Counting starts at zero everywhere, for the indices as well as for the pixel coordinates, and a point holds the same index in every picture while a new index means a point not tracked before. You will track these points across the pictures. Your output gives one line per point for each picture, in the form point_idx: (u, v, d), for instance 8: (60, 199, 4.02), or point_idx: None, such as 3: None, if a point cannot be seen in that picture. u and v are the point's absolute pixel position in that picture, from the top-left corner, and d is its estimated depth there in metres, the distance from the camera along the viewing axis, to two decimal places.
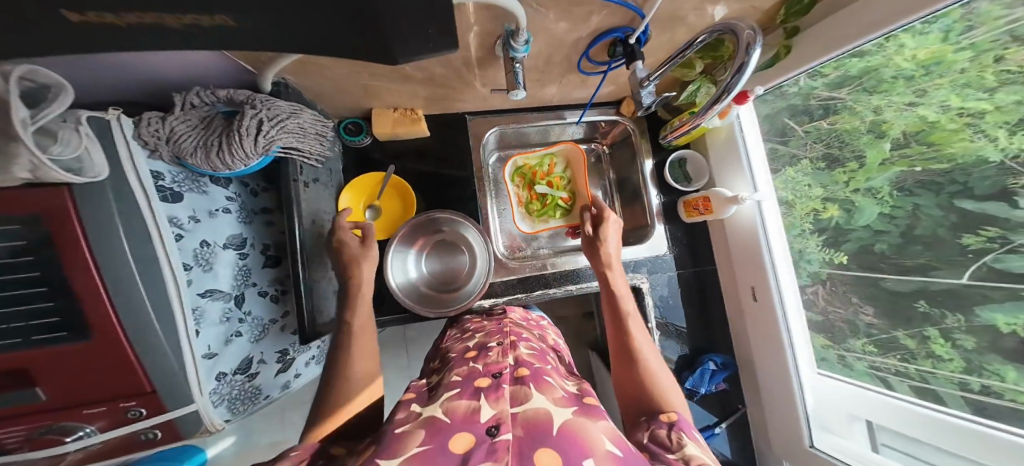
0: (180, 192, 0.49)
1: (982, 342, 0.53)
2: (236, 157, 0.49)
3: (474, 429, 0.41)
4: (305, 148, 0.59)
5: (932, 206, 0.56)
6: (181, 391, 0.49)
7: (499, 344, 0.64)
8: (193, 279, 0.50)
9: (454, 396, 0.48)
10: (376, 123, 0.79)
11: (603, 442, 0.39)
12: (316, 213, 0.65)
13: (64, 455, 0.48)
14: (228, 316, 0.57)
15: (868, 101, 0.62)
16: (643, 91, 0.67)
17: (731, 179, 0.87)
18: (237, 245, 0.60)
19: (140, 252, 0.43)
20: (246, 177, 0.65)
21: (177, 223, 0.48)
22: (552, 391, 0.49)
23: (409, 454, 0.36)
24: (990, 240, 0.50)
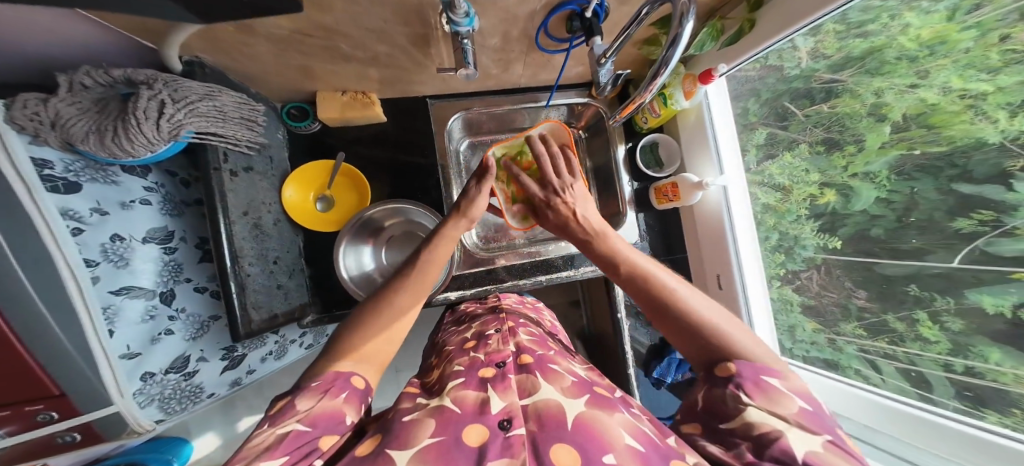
0: (77, 182, 0.46)
1: (970, 323, 0.50)
2: (137, 142, 0.45)
3: (486, 420, 0.39)
4: (228, 134, 0.56)
5: (930, 190, 0.52)
6: (97, 393, 0.47)
7: (498, 332, 0.64)
8: (103, 276, 0.47)
9: (460, 386, 0.47)
10: (322, 108, 0.74)
11: (622, 436, 0.36)
12: (251, 203, 0.61)
13: None
14: (152, 314, 0.54)
15: (869, 83, 0.57)
16: (600, 69, 0.63)
17: (698, 165, 0.85)
18: (161, 239, 0.56)
19: (25, 251, 0.40)
20: (174, 166, 0.62)
21: (75, 216, 0.45)
22: (560, 381, 0.46)
23: (421, 446, 0.35)
24: (982, 224, 0.47)
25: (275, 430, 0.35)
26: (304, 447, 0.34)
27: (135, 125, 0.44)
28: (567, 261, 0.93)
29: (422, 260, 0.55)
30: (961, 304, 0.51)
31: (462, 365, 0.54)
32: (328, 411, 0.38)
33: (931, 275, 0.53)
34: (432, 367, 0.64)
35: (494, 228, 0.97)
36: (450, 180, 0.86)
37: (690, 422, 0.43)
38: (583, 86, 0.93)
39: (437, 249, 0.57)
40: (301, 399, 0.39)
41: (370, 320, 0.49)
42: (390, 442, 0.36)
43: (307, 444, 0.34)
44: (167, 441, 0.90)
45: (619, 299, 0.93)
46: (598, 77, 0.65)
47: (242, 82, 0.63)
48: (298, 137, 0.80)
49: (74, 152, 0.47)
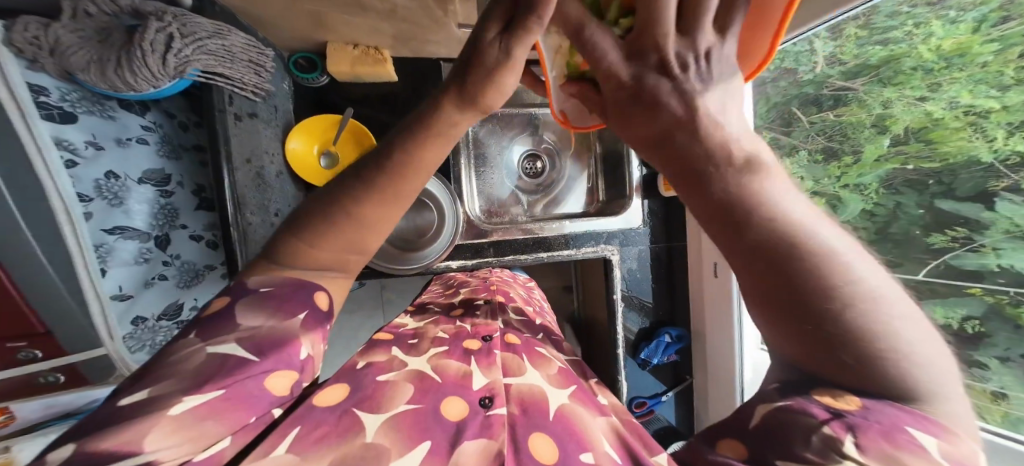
0: (73, 113, 0.42)
1: None
2: (141, 77, 0.42)
3: (465, 395, 0.39)
4: (233, 76, 0.53)
5: (912, 205, 0.55)
6: (84, 333, 0.45)
7: (488, 304, 0.66)
8: (96, 213, 0.44)
9: (443, 355, 0.47)
10: (332, 59, 0.70)
11: (602, 442, 0.34)
12: (255, 151, 0.59)
13: None
14: (147, 257, 0.51)
15: (879, 93, 0.56)
16: None
17: None
18: (158, 181, 0.53)
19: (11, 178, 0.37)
20: (172, 107, 0.57)
21: (70, 148, 0.42)
22: (547, 368, 0.48)
23: (395, 411, 0.33)
24: (954, 239, 0.50)
25: (205, 347, 0.26)
26: (242, 387, 0.25)
27: (139, 57, 0.40)
28: (572, 240, 0.93)
29: (393, 167, 0.30)
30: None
31: (447, 333, 0.54)
32: (274, 337, 0.28)
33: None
34: (417, 314, 0.65)
35: (496, 201, 0.96)
36: (457, 151, 0.88)
37: (731, 439, 0.23)
38: None
39: (421, 150, 0.30)
40: (243, 310, 0.28)
41: (322, 226, 0.31)
42: (360, 402, 0.34)
43: (245, 380, 0.25)
44: None
45: (615, 280, 0.94)
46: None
47: (251, 24, 0.59)
48: (303, 90, 0.76)
49: (72, 81, 0.43)
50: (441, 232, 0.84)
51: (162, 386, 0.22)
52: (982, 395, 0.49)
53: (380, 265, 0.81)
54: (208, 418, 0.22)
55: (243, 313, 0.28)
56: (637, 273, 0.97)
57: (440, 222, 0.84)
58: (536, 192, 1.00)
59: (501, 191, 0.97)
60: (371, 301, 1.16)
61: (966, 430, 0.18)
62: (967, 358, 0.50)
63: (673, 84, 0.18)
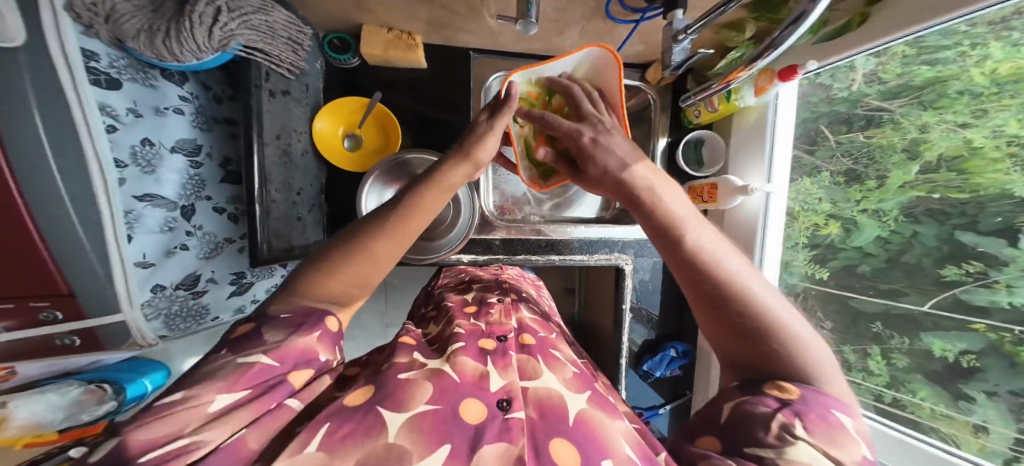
0: (119, 80, 0.42)
1: (913, 362, 0.56)
2: (187, 48, 0.41)
3: (484, 397, 0.36)
4: (273, 52, 0.51)
5: (931, 236, 0.52)
6: (103, 298, 0.45)
7: (501, 302, 0.63)
8: (129, 179, 0.44)
9: (461, 351, 0.43)
10: (365, 42, 0.69)
11: (623, 446, 0.33)
12: (284, 128, 0.59)
13: None
14: (171, 226, 0.51)
15: (917, 117, 0.51)
16: (676, 48, 0.45)
17: (744, 166, 0.70)
18: (189, 151, 0.52)
19: (59, 142, 0.36)
20: (208, 78, 0.56)
21: (112, 113, 0.41)
22: (562, 370, 0.45)
23: (416, 411, 0.31)
24: (967, 274, 0.48)
25: (234, 358, 0.26)
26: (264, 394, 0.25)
27: (187, 28, 0.40)
28: (583, 244, 0.91)
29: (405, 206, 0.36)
30: (914, 346, 0.56)
31: (463, 330, 0.51)
32: (294, 349, 0.29)
33: (898, 315, 0.57)
34: (430, 321, 0.62)
35: (511, 198, 0.95)
36: None
37: (709, 437, 0.31)
38: (637, 67, 0.78)
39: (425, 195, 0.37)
40: (268, 329, 0.29)
41: (339, 260, 0.34)
42: (384, 398, 0.31)
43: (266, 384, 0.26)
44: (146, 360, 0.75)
45: (627, 291, 0.91)
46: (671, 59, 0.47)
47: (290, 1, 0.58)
48: (334, 71, 0.76)
49: (121, 48, 0.42)
50: (457, 222, 0.83)
51: (196, 388, 0.23)
52: (963, 427, 0.51)
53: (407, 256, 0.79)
54: (237, 412, 0.23)
55: (268, 331, 0.29)
56: (649, 284, 0.95)
57: (455, 215, 0.83)
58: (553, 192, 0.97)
59: (517, 190, 0.95)
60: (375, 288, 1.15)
61: (839, 387, 0.30)
62: (957, 391, 0.52)
63: (621, 163, 0.38)
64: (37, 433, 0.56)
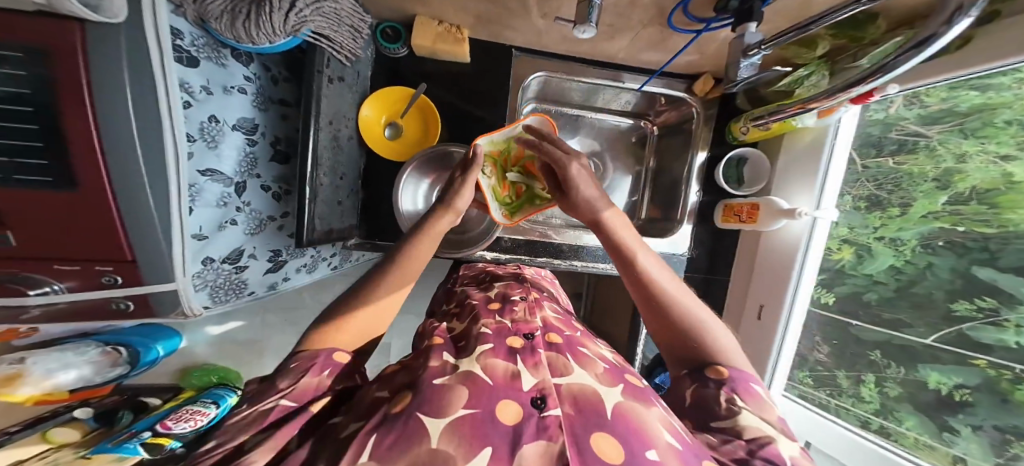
0: (197, 58, 0.43)
1: (905, 392, 0.60)
2: (263, 31, 0.42)
3: (519, 397, 0.32)
4: (337, 40, 0.53)
5: (944, 269, 0.54)
6: (161, 267, 0.46)
7: (524, 300, 0.60)
8: (194, 153, 0.46)
9: (489, 352, 0.39)
10: (416, 33, 0.69)
11: (662, 433, 0.30)
12: (337, 114, 0.60)
13: (26, 308, 0.44)
14: (226, 201, 0.53)
15: (956, 144, 0.53)
16: (745, 61, 0.48)
17: (791, 190, 0.69)
18: (248, 129, 0.54)
19: (142, 115, 0.37)
20: (269, 60, 0.58)
21: (188, 90, 0.43)
22: (594, 365, 0.41)
23: (455, 416, 0.28)
24: (978, 310, 0.50)
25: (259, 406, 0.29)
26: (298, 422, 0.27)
27: (266, 12, 0.41)
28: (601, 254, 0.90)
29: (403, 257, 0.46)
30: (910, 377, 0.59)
31: (489, 329, 0.47)
32: (313, 386, 0.31)
33: (897, 346, 0.60)
34: (454, 317, 0.59)
35: None
36: None
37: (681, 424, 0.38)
38: (684, 78, 0.78)
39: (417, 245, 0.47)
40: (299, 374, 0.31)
41: (352, 311, 0.40)
42: (423, 404, 0.29)
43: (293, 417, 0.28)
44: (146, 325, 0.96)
45: None
46: (736, 71, 0.52)
47: None
48: (381, 59, 0.76)
49: (202, 28, 0.44)
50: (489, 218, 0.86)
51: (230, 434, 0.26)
52: (942, 457, 0.56)
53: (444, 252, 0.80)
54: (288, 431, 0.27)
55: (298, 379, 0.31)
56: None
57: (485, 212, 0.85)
58: None
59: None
60: None
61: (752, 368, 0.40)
62: (941, 423, 0.56)
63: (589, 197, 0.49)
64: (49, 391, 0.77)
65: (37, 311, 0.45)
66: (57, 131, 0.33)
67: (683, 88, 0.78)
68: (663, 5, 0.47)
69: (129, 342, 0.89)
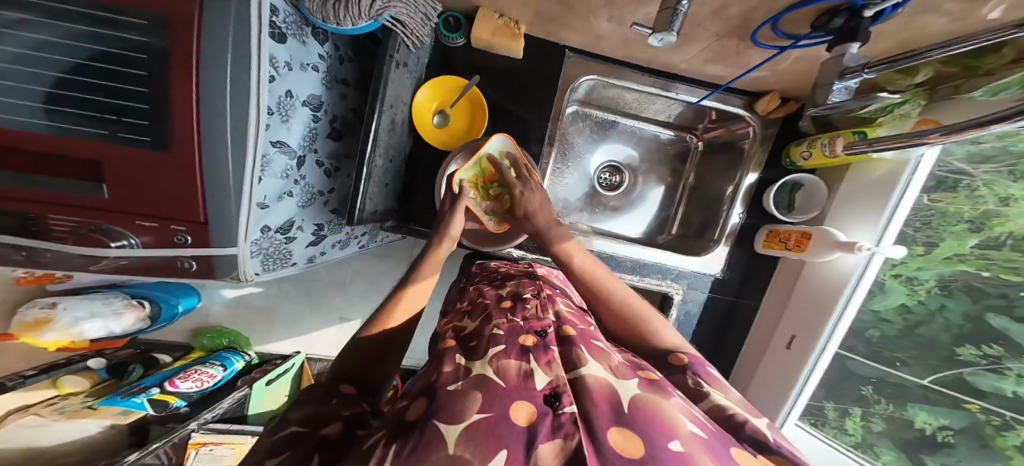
0: (286, 35, 0.45)
1: (890, 426, 0.74)
2: (349, 13, 0.45)
3: (532, 397, 0.27)
4: (409, 26, 0.55)
5: (957, 311, 0.64)
6: (227, 232, 0.47)
7: (536, 297, 0.54)
8: (270, 125, 0.47)
9: (500, 354, 0.35)
10: (477, 26, 0.70)
11: (684, 420, 0.23)
12: (396, 99, 0.62)
13: (99, 260, 0.46)
14: (289, 174, 0.55)
15: (1004, 187, 0.58)
16: (838, 84, 0.48)
17: (849, 221, 0.66)
18: (314, 106, 0.56)
19: (237, 85, 0.38)
20: (339, 41, 0.60)
21: (274, 65, 0.44)
22: (608, 358, 0.35)
23: (472, 420, 0.23)
24: (982, 356, 0.61)
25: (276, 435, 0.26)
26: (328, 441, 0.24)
27: None
28: (632, 265, 0.83)
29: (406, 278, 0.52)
30: (898, 414, 0.73)
31: (500, 329, 0.43)
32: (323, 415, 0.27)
33: (892, 382, 0.73)
34: (466, 315, 0.54)
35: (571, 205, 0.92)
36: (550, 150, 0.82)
37: None
38: (743, 94, 0.76)
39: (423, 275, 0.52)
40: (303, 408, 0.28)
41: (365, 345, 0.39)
42: (438, 410, 0.24)
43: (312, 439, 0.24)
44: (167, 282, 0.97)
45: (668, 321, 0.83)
46: (827, 95, 0.50)
47: None
48: (437, 47, 0.77)
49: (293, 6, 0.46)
50: None
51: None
52: None
53: (466, 240, 0.76)
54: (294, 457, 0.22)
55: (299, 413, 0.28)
56: (693, 319, 0.86)
57: None
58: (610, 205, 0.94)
59: (571, 194, 0.92)
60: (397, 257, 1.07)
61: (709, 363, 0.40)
62: (916, 459, 0.72)
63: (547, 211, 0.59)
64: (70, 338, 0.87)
65: (111, 262, 0.47)
66: (165, 93, 0.36)
67: (740, 104, 0.76)
68: (749, 18, 0.46)
69: (150, 296, 0.93)
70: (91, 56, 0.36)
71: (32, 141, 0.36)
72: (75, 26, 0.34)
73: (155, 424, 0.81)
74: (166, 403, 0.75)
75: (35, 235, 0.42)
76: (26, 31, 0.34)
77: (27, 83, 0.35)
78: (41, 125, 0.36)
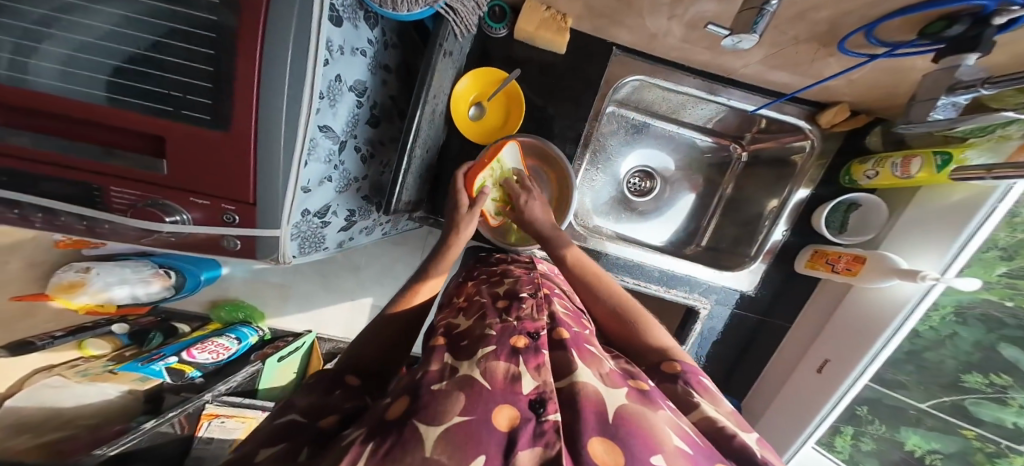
0: (342, 18, 0.44)
1: (881, 446, 0.82)
2: None
3: (516, 402, 0.25)
4: (461, 13, 0.53)
5: (969, 338, 0.68)
6: (272, 214, 0.47)
7: (532, 296, 0.47)
8: (321, 110, 0.47)
9: (490, 354, 0.31)
10: (523, 17, 0.68)
11: (669, 433, 0.23)
12: (439, 89, 0.61)
13: (154, 232, 0.47)
14: (331, 158, 0.54)
15: None
16: (947, 96, 0.45)
17: (915, 249, 0.62)
18: (359, 91, 0.55)
19: (297, 68, 0.38)
20: (385, 26, 0.59)
21: (330, 48, 0.43)
22: (599, 364, 0.33)
23: (452, 424, 0.21)
24: (987, 384, 0.67)
25: (273, 419, 0.25)
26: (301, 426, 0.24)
27: None
28: (665, 276, 0.82)
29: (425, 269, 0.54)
30: (888, 434, 0.80)
31: (493, 329, 0.37)
32: (321, 407, 0.28)
33: (901, 411, 0.78)
34: (460, 312, 0.49)
35: (600, 212, 0.91)
36: (583, 153, 0.81)
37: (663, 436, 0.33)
38: (805, 104, 0.73)
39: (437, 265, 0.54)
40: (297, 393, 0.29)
41: (370, 337, 0.41)
42: (416, 410, 0.22)
43: (307, 425, 0.25)
44: (192, 256, 0.99)
45: (691, 335, 0.84)
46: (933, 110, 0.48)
47: None
48: (479, 36, 0.75)
49: None
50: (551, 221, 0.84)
51: (243, 449, 0.22)
52: None
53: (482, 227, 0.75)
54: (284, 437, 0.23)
55: (296, 396, 0.28)
56: (716, 334, 0.86)
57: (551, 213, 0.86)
58: (636, 211, 0.93)
59: (600, 197, 0.90)
60: (416, 246, 1.07)
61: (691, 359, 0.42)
62: None
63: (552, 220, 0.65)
64: (103, 302, 0.89)
65: (164, 236, 0.48)
66: (227, 71, 0.36)
67: (802, 114, 0.73)
68: (838, 23, 0.43)
69: (178, 266, 0.95)
70: (157, 30, 0.36)
71: (98, 112, 0.37)
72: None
73: (169, 392, 0.78)
74: (183, 372, 0.77)
75: (103, 207, 0.44)
76: (94, 3, 0.34)
77: (94, 55, 0.36)
78: (105, 97, 0.37)
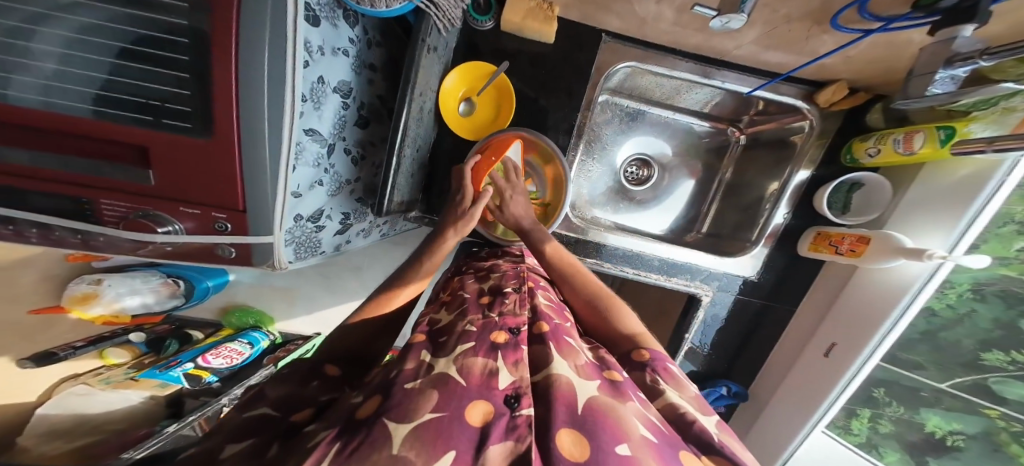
0: (319, 17, 0.43)
1: (898, 427, 0.81)
2: None
3: (492, 398, 0.25)
4: (442, 6, 0.52)
5: (987, 316, 0.66)
6: (264, 220, 0.47)
7: (517, 291, 0.46)
8: (304, 113, 0.46)
9: (469, 350, 0.31)
10: (508, 7, 0.66)
11: (637, 424, 0.23)
12: (425, 86, 0.60)
13: (150, 243, 0.47)
14: (320, 161, 0.54)
15: None
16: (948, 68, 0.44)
17: (920, 228, 0.60)
18: (343, 92, 0.55)
19: (275, 70, 0.37)
20: (367, 23, 0.58)
21: (309, 49, 0.43)
22: (577, 356, 0.33)
23: (423, 421, 0.20)
24: (1006, 362, 0.64)
25: (241, 412, 0.26)
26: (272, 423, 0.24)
27: None
28: (665, 265, 0.81)
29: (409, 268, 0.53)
30: (908, 416, 0.79)
31: (474, 326, 0.37)
32: (292, 399, 0.28)
33: (916, 391, 0.76)
34: (443, 308, 0.49)
35: (596, 203, 0.89)
36: (577, 143, 0.79)
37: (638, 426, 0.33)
38: (803, 83, 0.70)
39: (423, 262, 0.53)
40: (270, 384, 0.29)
41: (346, 334, 0.40)
42: (389, 408, 0.22)
43: (275, 421, 0.25)
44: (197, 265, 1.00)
45: (694, 322, 0.84)
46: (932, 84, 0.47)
47: None
48: (465, 30, 0.74)
49: None
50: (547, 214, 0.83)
51: (207, 443, 0.22)
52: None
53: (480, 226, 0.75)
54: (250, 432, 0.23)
55: (269, 386, 0.29)
56: (720, 321, 0.85)
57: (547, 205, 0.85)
58: (632, 200, 0.91)
59: (596, 187, 0.89)
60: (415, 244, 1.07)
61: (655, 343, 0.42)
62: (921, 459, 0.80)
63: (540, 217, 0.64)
64: (117, 312, 0.91)
65: (160, 246, 0.49)
66: (205, 78, 0.36)
67: (800, 94, 0.70)
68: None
69: (185, 275, 0.96)
70: (133, 40, 0.36)
71: (81, 126, 0.37)
72: (114, 8, 0.34)
73: (188, 396, 0.80)
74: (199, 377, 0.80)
75: (98, 222, 0.44)
76: (67, 14, 0.34)
77: (75, 68, 0.36)
78: (87, 109, 0.37)
